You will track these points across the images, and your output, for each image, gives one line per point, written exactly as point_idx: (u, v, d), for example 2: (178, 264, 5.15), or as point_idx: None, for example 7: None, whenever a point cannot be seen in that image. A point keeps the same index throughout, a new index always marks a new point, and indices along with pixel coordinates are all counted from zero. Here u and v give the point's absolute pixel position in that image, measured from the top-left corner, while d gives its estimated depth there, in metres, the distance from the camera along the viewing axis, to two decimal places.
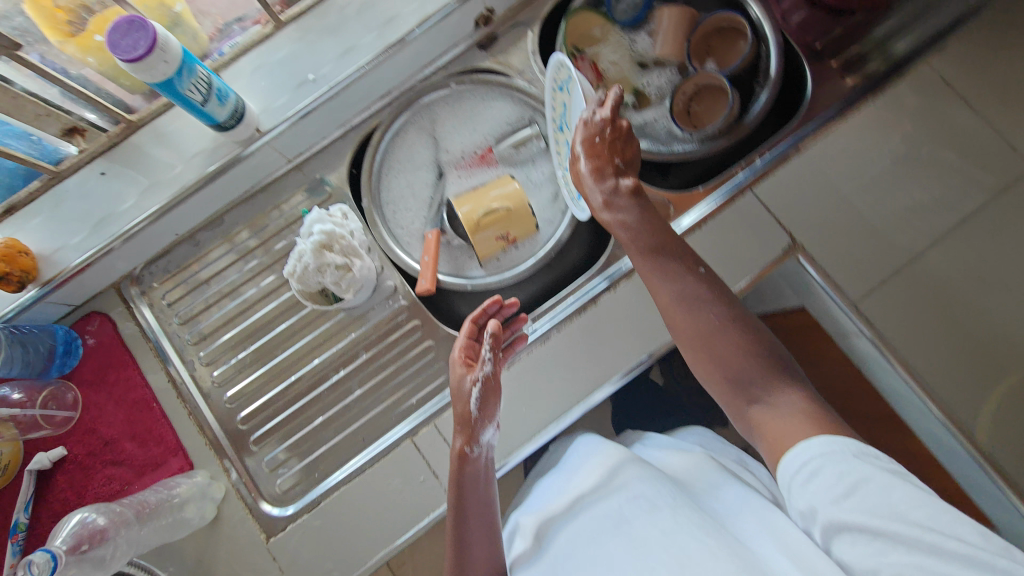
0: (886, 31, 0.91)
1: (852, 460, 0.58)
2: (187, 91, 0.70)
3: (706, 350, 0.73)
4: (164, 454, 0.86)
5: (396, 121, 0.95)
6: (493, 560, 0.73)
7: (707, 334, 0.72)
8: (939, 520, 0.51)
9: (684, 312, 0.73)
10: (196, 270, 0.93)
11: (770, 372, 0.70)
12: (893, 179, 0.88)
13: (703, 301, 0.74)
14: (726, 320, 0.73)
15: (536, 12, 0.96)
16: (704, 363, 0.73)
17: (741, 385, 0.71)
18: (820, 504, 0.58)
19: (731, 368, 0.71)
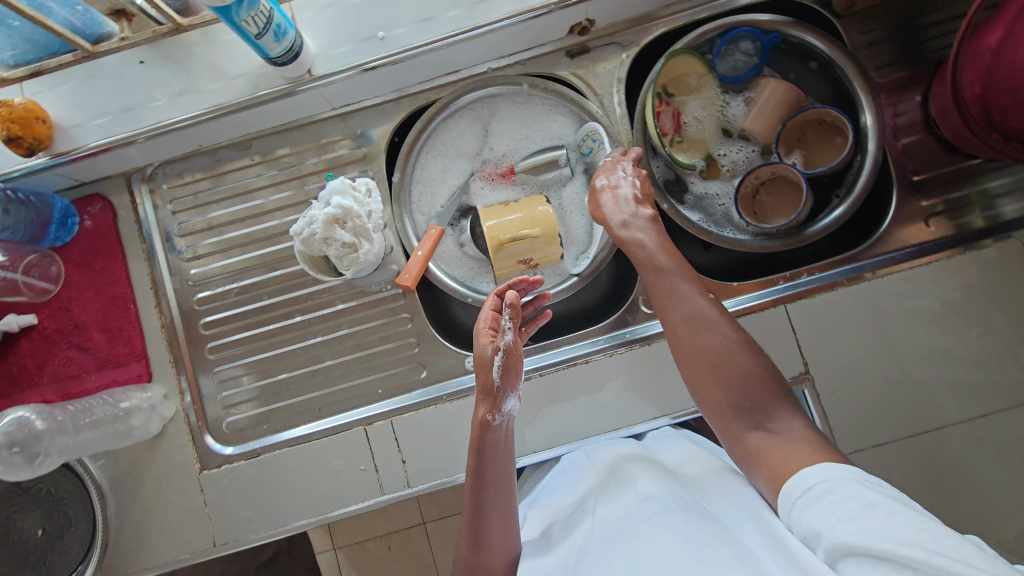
0: (994, 188, 0.85)
1: (855, 487, 0.54)
2: (243, 21, 0.64)
3: (713, 371, 0.68)
4: (127, 356, 0.86)
5: (455, 103, 0.90)
6: (507, 533, 0.72)
7: (713, 355, 0.69)
8: (932, 538, 0.46)
9: (690, 332, 0.71)
10: (211, 186, 0.90)
11: (769, 395, 0.67)
12: (934, 347, 0.82)
13: (713, 322, 0.71)
14: (735, 340, 0.69)
15: (638, 39, 0.88)
16: (708, 385, 0.69)
17: (741, 409, 0.67)
18: (823, 528, 0.53)
19: (733, 391, 0.67)
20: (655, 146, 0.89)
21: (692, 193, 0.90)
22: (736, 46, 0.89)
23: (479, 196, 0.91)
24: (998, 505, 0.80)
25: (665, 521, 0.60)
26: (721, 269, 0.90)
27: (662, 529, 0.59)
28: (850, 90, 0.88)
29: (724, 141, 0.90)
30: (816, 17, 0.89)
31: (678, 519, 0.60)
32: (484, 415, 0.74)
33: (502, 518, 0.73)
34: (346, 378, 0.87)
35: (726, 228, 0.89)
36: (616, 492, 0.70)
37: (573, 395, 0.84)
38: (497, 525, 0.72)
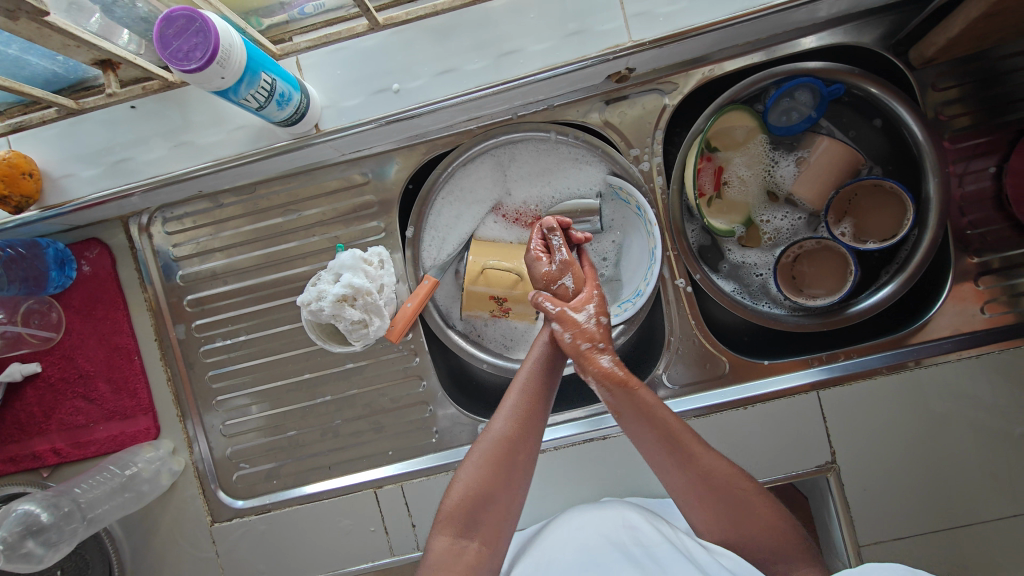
0: None
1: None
2: (243, 97, 0.57)
3: (733, 524, 0.64)
4: (134, 409, 0.85)
5: (474, 149, 0.81)
6: (527, 451, 0.66)
7: (719, 505, 0.64)
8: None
9: (707, 484, 0.64)
10: (213, 233, 0.84)
11: (788, 544, 0.63)
12: (971, 440, 0.78)
13: (725, 485, 0.64)
14: (754, 492, 0.65)
15: (681, 88, 0.78)
16: (725, 531, 0.65)
17: (759, 560, 0.64)
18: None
19: (747, 544, 0.64)
20: (690, 208, 0.81)
21: (729, 261, 0.84)
22: (792, 96, 0.78)
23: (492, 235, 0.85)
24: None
25: (630, 560, 0.63)
26: (753, 341, 0.86)
27: (622, 567, 0.62)
28: (912, 154, 0.79)
29: (769, 205, 0.83)
30: (886, 67, 0.79)
31: (644, 558, 0.63)
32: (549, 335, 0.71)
33: (533, 431, 0.67)
34: (355, 437, 0.85)
35: (762, 301, 0.83)
36: (590, 516, 0.72)
37: (590, 469, 0.81)
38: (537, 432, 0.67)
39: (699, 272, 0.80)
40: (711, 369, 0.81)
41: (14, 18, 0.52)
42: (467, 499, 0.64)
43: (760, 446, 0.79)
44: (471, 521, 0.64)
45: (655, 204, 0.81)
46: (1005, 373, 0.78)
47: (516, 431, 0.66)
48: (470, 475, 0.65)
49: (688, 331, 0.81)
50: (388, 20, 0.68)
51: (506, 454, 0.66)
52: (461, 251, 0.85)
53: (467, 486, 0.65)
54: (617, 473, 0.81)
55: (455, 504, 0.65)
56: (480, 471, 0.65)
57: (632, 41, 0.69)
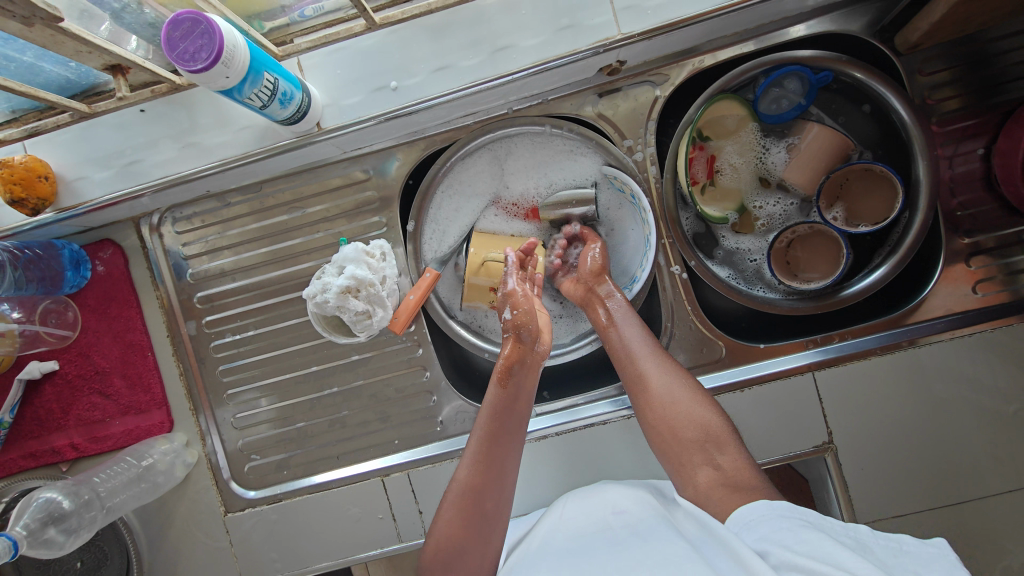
0: None
1: (799, 523, 0.54)
2: (247, 96, 0.60)
3: (668, 415, 0.70)
4: (149, 403, 0.87)
5: (471, 144, 0.83)
6: (497, 498, 0.67)
7: (663, 401, 0.70)
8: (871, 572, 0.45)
9: (647, 383, 0.72)
10: (221, 231, 0.87)
11: (720, 430, 0.68)
12: (965, 417, 0.79)
13: (659, 382, 0.72)
14: (690, 391, 0.71)
15: (672, 79, 0.80)
16: (669, 428, 0.69)
17: (695, 446, 0.67)
18: (770, 545, 0.52)
19: (678, 427, 0.69)
20: (684, 197, 0.83)
21: (723, 247, 0.86)
22: (781, 85, 0.80)
23: (491, 227, 0.87)
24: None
25: (618, 544, 0.62)
26: (750, 326, 0.87)
27: (610, 551, 0.61)
28: (900, 137, 0.81)
29: (761, 192, 0.84)
30: (873, 54, 0.80)
31: (630, 539, 0.62)
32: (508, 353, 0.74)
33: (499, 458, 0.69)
34: (362, 428, 0.87)
35: (756, 286, 0.85)
36: (586, 502, 0.71)
37: (590, 454, 0.83)
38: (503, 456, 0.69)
39: (694, 259, 0.82)
40: (708, 354, 0.83)
41: (29, 24, 0.54)
42: (445, 550, 0.64)
43: (758, 427, 0.80)
44: (457, 561, 0.64)
45: (649, 193, 0.83)
46: (1003, 351, 0.79)
47: (479, 474, 0.67)
48: (441, 530, 0.65)
49: (685, 316, 0.83)
50: (384, 20, 0.71)
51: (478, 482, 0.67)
52: (460, 242, 0.87)
53: (441, 539, 0.65)
54: (617, 458, 0.83)
55: (432, 552, 0.65)
56: (450, 521, 0.65)
57: (622, 34, 0.71)
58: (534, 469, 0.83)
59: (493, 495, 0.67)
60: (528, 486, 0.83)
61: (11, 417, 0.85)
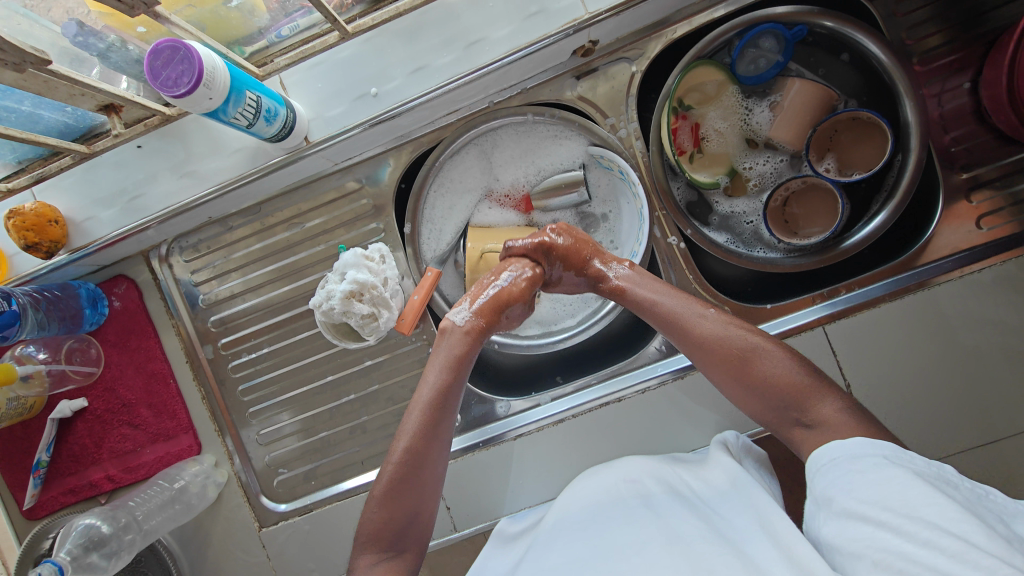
0: None
1: (878, 460, 0.55)
2: (232, 116, 0.62)
3: (738, 374, 0.67)
4: (176, 429, 0.90)
5: (457, 141, 0.85)
6: (427, 477, 0.68)
7: (729, 361, 0.67)
8: (959, 526, 0.47)
9: (704, 344, 0.68)
10: (227, 255, 0.89)
11: (800, 388, 0.64)
12: (985, 355, 0.78)
13: (726, 341, 0.67)
14: (756, 347, 0.67)
15: (646, 52, 0.81)
16: (738, 387, 0.67)
17: (777, 410, 0.65)
18: (837, 493, 0.56)
19: (756, 388, 0.66)
20: (672, 167, 0.83)
21: (718, 213, 0.85)
22: (757, 44, 0.79)
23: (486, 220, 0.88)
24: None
25: (630, 515, 0.63)
26: (756, 289, 0.87)
27: (623, 522, 0.62)
28: (884, 81, 0.80)
29: (749, 153, 0.84)
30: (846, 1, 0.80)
31: (642, 510, 0.63)
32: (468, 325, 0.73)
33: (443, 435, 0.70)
34: (383, 431, 0.89)
35: (756, 247, 0.84)
36: (601, 471, 0.72)
37: (609, 433, 0.83)
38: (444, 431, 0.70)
39: (690, 228, 0.82)
40: None
41: (22, 71, 0.57)
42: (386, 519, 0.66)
43: None
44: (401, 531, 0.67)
45: (637, 167, 0.83)
46: (1016, 283, 0.77)
47: (417, 441, 0.68)
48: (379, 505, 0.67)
49: (687, 286, 0.83)
50: (357, 28, 0.73)
51: (406, 469, 0.67)
52: (457, 239, 0.88)
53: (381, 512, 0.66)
54: (637, 433, 0.82)
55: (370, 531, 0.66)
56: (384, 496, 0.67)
57: (589, 13, 0.72)
58: (555, 453, 0.84)
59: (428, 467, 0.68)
60: (550, 470, 0.84)
61: (48, 456, 0.88)
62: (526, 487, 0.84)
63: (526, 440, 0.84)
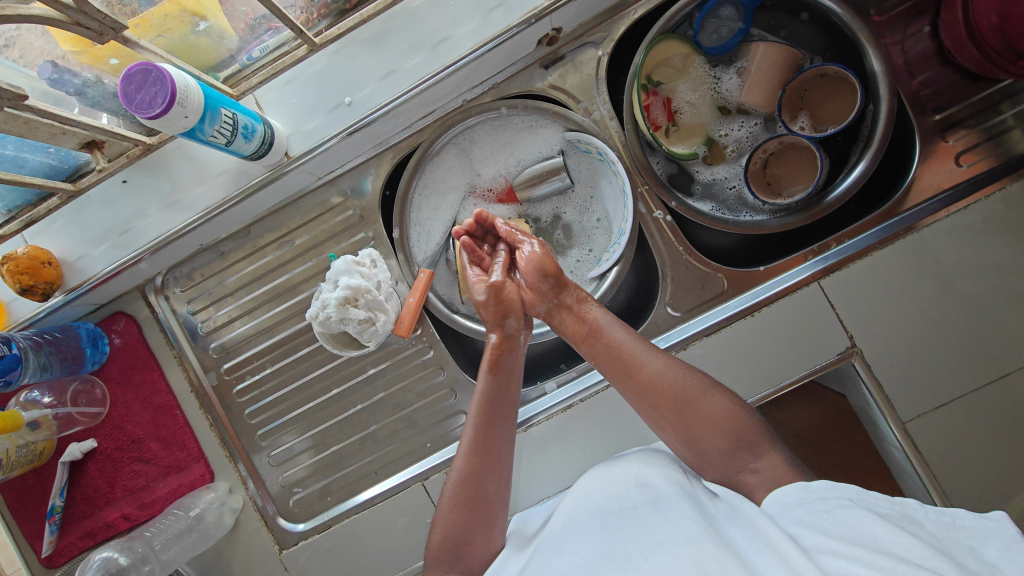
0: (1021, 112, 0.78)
1: (842, 501, 0.54)
2: (210, 135, 0.63)
3: (687, 417, 0.66)
4: (187, 459, 0.89)
5: (436, 143, 0.86)
6: (481, 492, 0.68)
7: (678, 404, 0.67)
8: (933, 564, 0.44)
9: (654, 384, 0.68)
10: (221, 280, 0.90)
11: (748, 431, 0.65)
12: (983, 291, 0.78)
13: (675, 382, 0.68)
14: (706, 388, 0.68)
15: (610, 33, 0.82)
16: (686, 430, 0.66)
17: (727, 454, 0.65)
18: (804, 529, 0.53)
19: (702, 434, 0.66)
20: (649, 143, 0.84)
21: (700, 182, 0.86)
22: (716, 14, 0.81)
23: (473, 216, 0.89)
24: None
25: (639, 516, 0.57)
26: (748, 253, 0.88)
27: (629, 524, 0.56)
28: (846, 35, 0.81)
29: (723, 120, 0.85)
30: None
31: (650, 512, 0.57)
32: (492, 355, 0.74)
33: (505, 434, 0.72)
34: (394, 438, 0.89)
35: (742, 212, 0.85)
36: (606, 473, 0.67)
37: (619, 413, 0.82)
38: (509, 426, 0.72)
39: (674, 200, 0.83)
40: (711, 289, 0.83)
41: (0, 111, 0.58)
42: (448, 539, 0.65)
43: (776, 347, 0.80)
44: (459, 552, 0.65)
45: (614, 147, 0.84)
46: (1006, 216, 0.77)
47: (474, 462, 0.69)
48: (444, 520, 0.67)
49: (679, 257, 0.83)
50: (323, 39, 0.74)
51: (468, 492, 0.67)
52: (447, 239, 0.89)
53: (445, 530, 0.66)
54: None
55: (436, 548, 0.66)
56: (448, 514, 0.67)
57: None
58: (567, 440, 0.83)
59: (493, 481, 0.69)
60: (564, 458, 0.83)
61: (63, 500, 0.88)
62: (542, 477, 0.83)
63: (537, 429, 0.84)
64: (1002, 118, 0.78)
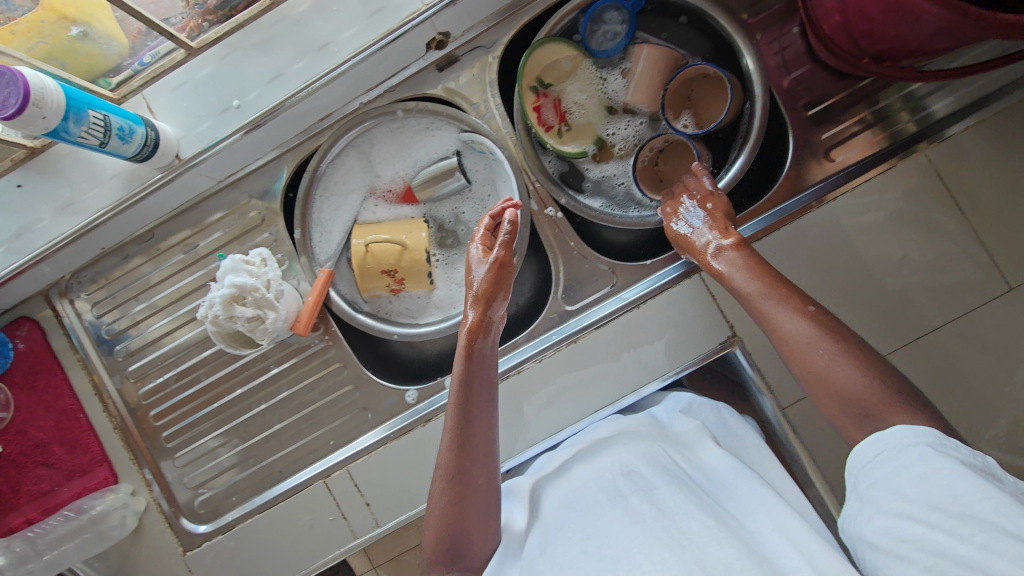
0: (880, 109, 0.83)
1: (921, 451, 0.53)
2: (80, 137, 0.66)
3: (818, 381, 0.63)
4: (91, 463, 0.89)
5: (335, 145, 0.88)
6: (488, 492, 0.69)
7: (812, 368, 0.63)
8: (1013, 521, 0.45)
9: (791, 345, 0.65)
10: (127, 283, 0.91)
11: (882, 399, 0.59)
12: (859, 280, 0.80)
13: (809, 345, 0.64)
14: (837, 356, 0.62)
15: (497, 37, 0.85)
16: (824, 397, 0.63)
17: (858, 420, 0.60)
18: (884, 491, 0.54)
19: (833, 395, 0.62)
20: (539, 143, 0.86)
21: (589, 179, 0.89)
22: (602, 19, 0.84)
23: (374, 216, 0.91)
24: (965, 419, 0.79)
25: (633, 505, 0.64)
26: (650, 246, 0.92)
27: (625, 514, 0.63)
28: (722, 37, 0.85)
29: (611, 120, 0.88)
30: None
31: (642, 500, 0.64)
32: (468, 345, 0.72)
33: (485, 393, 0.72)
34: (297, 437, 0.89)
35: (631, 207, 0.88)
36: (596, 460, 0.74)
37: (514, 407, 0.84)
38: (490, 407, 0.72)
39: (564, 197, 0.85)
40: (599, 282, 0.87)
41: None
42: (444, 531, 0.67)
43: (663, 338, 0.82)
44: (459, 541, 0.67)
45: (506, 146, 0.86)
46: (880, 207, 0.80)
47: (460, 454, 0.68)
48: (436, 509, 0.68)
49: (569, 252, 0.87)
50: (201, 43, 0.76)
51: (461, 481, 0.68)
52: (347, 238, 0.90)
53: (438, 521, 0.67)
54: (540, 404, 0.83)
55: (433, 539, 0.67)
56: (442, 501, 0.67)
57: (425, 5, 0.76)
58: None
59: (481, 473, 0.69)
60: None
61: None
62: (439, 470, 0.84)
63: (436, 423, 0.85)
64: (866, 113, 0.83)
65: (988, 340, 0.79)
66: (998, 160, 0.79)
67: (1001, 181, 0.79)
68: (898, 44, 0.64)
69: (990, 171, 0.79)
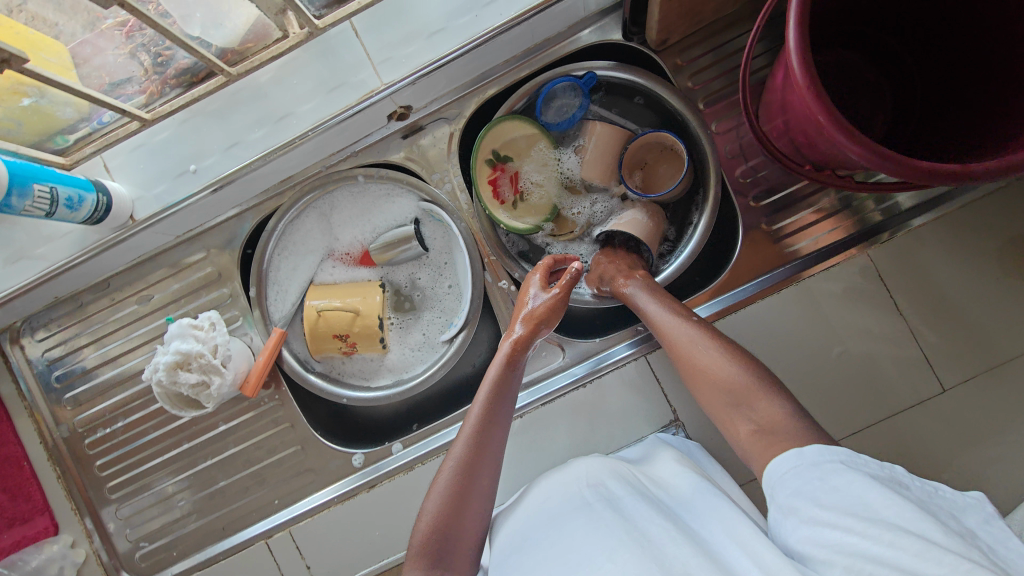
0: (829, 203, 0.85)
1: (835, 465, 0.54)
2: (26, 208, 0.66)
3: (699, 379, 0.68)
4: (32, 511, 0.89)
5: (294, 206, 0.88)
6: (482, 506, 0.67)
7: (693, 366, 0.68)
8: (917, 524, 0.46)
9: (677, 350, 0.71)
10: (79, 331, 0.91)
11: (750, 385, 0.64)
12: (798, 370, 0.82)
13: (691, 345, 0.69)
14: (716, 350, 0.68)
15: (458, 112, 0.86)
16: (706, 392, 0.67)
17: (731, 409, 0.65)
18: (801, 502, 0.53)
19: (710, 392, 0.67)
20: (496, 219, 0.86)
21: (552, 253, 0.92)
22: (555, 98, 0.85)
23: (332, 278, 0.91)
24: None
25: (590, 517, 0.62)
26: (604, 323, 0.93)
27: (582, 528, 0.61)
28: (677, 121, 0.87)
29: (567, 195, 0.89)
30: (636, 56, 0.87)
31: (602, 512, 0.62)
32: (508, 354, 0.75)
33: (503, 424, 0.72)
34: (242, 495, 0.89)
35: (587, 284, 0.91)
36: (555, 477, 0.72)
37: None
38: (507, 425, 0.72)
39: (517, 271, 0.88)
40: (546, 358, 0.88)
41: None
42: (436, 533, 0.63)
43: (606, 417, 0.83)
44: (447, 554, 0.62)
45: (463, 219, 0.88)
46: (824, 299, 0.82)
47: (471, 455, 0.67)
48: (432, 509, 0.65)
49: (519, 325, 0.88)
50: (155, 114, 0.75)
51: (462, 481, 0.66)
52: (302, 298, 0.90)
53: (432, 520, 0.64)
54: None
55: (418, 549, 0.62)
56: (440, 502, 0.65)
57: (384, 84, 0.77)
58: (406, 503, 0.85)
59: (484, 479, 0.67)
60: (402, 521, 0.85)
61: None
62: (380, 538, 0.85)
63: (380, 490, 0.86)
64: (815, 206, 0.85)
65: (926, 435, 0.80)
66: (937, 262, 0.81)
67: (939, 282, 0.81)
68: (829, 159, 0.66)
69: (928, 272, 0.81)
